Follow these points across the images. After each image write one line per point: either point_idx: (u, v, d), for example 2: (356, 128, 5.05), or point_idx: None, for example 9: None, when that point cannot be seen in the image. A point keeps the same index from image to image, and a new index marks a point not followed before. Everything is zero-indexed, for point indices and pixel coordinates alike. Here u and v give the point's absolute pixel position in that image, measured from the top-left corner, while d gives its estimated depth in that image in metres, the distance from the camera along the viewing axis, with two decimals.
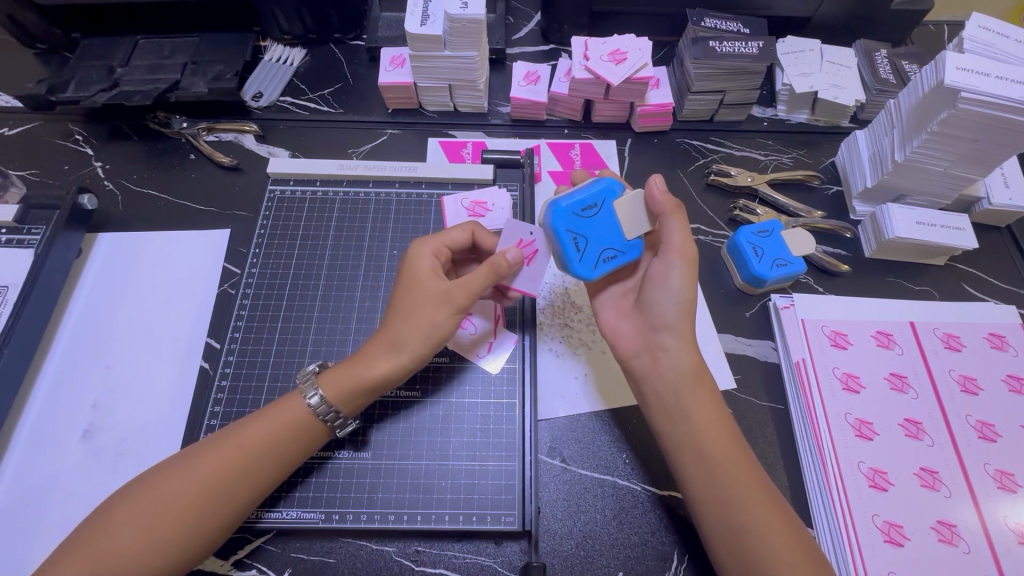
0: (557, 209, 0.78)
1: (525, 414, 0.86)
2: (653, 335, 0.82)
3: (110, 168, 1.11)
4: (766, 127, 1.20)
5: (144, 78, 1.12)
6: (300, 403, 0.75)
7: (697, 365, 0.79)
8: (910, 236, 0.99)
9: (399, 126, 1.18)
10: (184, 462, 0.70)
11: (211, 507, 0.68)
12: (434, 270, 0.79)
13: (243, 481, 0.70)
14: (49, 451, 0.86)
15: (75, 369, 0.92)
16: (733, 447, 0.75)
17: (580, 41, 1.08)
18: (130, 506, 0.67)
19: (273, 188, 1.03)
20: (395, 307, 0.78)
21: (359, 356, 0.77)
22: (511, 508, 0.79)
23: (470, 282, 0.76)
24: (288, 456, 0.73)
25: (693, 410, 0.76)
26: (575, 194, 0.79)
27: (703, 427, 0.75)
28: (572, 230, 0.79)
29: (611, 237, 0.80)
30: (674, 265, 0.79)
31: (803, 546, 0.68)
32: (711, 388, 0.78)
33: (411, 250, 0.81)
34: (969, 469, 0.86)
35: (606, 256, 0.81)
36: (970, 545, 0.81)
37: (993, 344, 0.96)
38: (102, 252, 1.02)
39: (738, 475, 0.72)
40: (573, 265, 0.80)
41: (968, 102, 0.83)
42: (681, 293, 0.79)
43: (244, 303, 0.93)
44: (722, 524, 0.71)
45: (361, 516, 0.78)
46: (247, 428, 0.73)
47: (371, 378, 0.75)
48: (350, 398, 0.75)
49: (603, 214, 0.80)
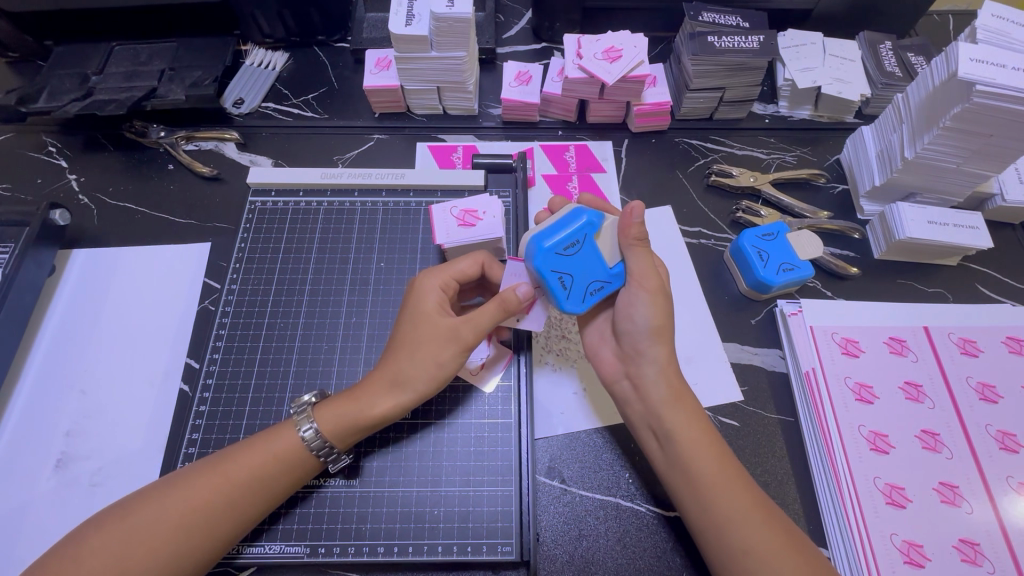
0: (538, 250, 0.73)
1: (521, 435, 0.81)
2: (631, 363, 0.78)
3: (85, 181, 1.06)
4: (767, 124, 1.15)
5: (119, 86, 1.07)
6: (291, 436, 0.71)
7: (675, 385, 0.75)
8: (922, 237, 0.94)
9: (386, 131, 1.13)
10: (163, 491, 0.66)
11: (190, 542, 0.64)
12: (440, 305, 0.76)
13: (224, 516, 0.66)
14: (19, 482, 0.82)
15: (49, 394, 0.88)
16: (723, 468, 0.70)
17: (572, 39, 1.03)
18: (104, 532, 0.63)
19: (253, 199, 0.98)
20: (400, 342, 0.74)
21: (353, 393, 0.73)
22: (508, 537, 0.75)
23: (478, 318, 0.73)
24: (275, 489, 0.69)
25: (677, 431, 0.72)
26: (553, 231, 0.74)
27: (691, 446, 0.71)
28: (557, 269, 0.73)
29: (596, 268, 0.75)
30: (639, 295, 0.75)
31: (812, 564, 0.64)
32: (692, 404, 0.74)
33: (418, 281, 0.78)
34: (991, 483, 0.81)
35: (593, 288, 0.76)
36: (994, 564, 0.76)
37: (1011, 348, 0.92)
38: (77, 270, 0.98)
39: (730, 492, 0.68)
40: (563, 304, 0.75)
41: (984, 96, 0.78)
42: (649, 321, 0.76)
43: (224, 321, 0.89)
44: (720, 551, 0.66)
45: (349, 549, 0.74)
46: (233, 458, 0.69)
47: (369, 418, 0.71)
48: (346, 433, 0.71)
49: (584, 249, 0.75)
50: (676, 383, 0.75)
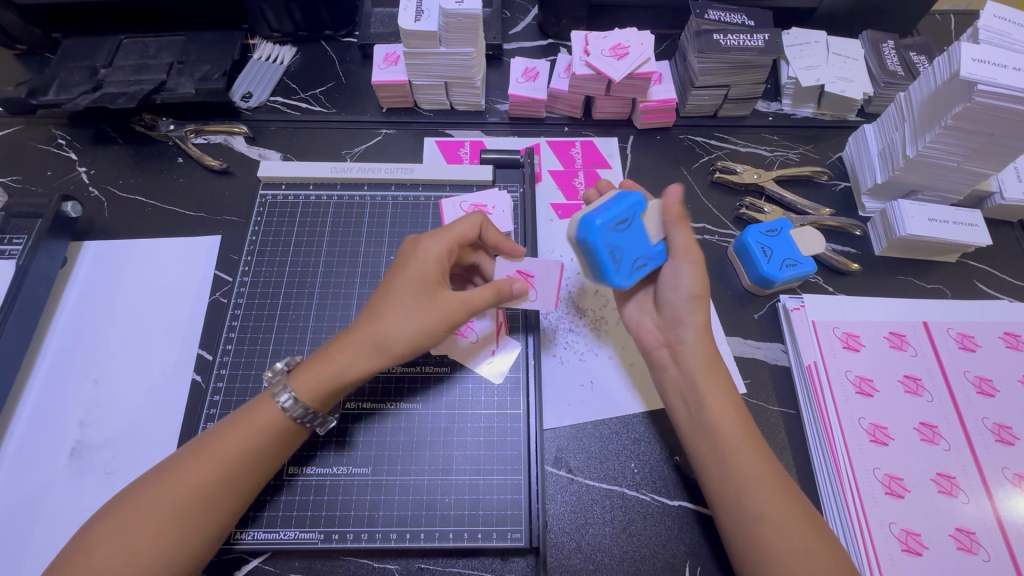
0: (595, 230, 0.72)
1: (530, 425, 0.83)
2: (671, 333, 0.82)
3: (95, 174, 1.07)
4: (771, 121, 1.16)
5: (128, 79, 1.08)
6: (273, 406, 0.71)
7: (711, 355, 0.78)
8: (923, 234, 0.96)
9: (394, 126, 1.14)
10: (158, 479, 0.67)
11: (192, 520, 0.65)
12: (441, 271, 0.76)
13: (220, 492, 0.67)
14: (35, 469, 0.83)
15: (62, 383, 0.89)
16: (746, 435, 0.73)
17: (579, 36, 1.04)
18: (107, 524, 0.64)
19: (263, 193, 0.99)
20: (393, 302, 0.73)
21: (329, 353, 0.73)
22: (517, 524, 0.77)
23: (475, 300, 0.75)
24: (267, 459, 0.70)
25: (707, 397, 0.75)
26: (604, 210, 0.74)
27: (718, 413, 0.74)
28: (611, 245, 0.74)
29: (641, 246, 0.78)
30: (682, 267, 0.79)
31: (820, 533, 0.66)
32: (725, 374, 0.77)
33: (424, 242, 0.78)
34: (986, 472, 0.83)
35: (637, 264, 0.78)
36: (989, 553, 0.78)
37: (1008, 344, 0.94)
38: (88, 262, 0.99)
39: (748, 458, 0.71)
40: (613, 278, 0.76)
41: (985, 95, 0.80)
42: (691, 290, 0.79)
43: (236, 312, 0.90)
44: (737, 516, 0.69)
45: (361, 536, 0.76)
46: (219, 437, 0.69)
47: (342, 378, 0.71)
48: (322, 395, 0.71)
49: (632, 226, 0.77)
50: (709, 350, 0.78)
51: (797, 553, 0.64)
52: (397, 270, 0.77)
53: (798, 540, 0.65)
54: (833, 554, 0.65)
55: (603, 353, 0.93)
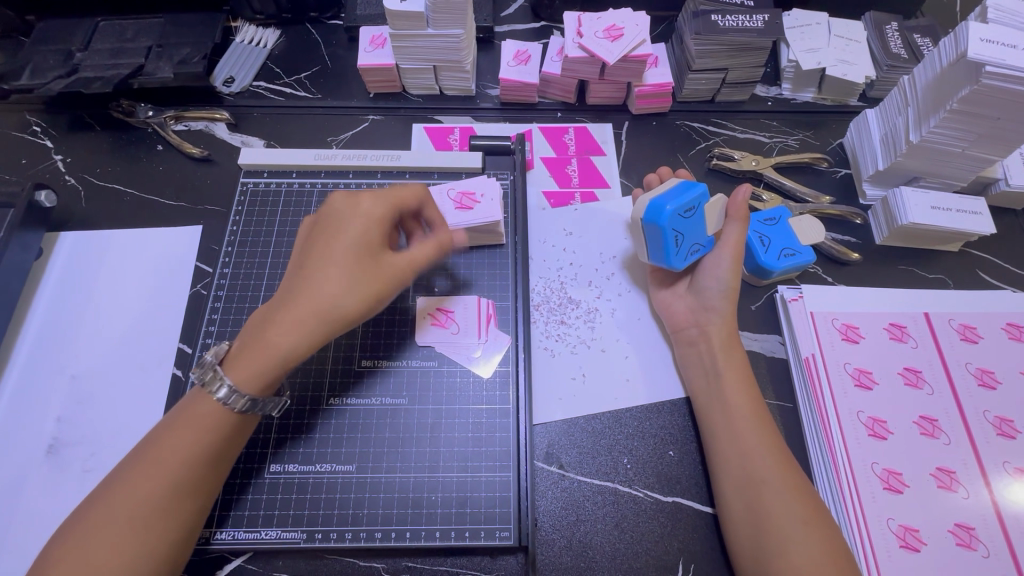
0: (663, 213, 0.79)
1: (519, 421, 0.81)
2: (700, 315, 0.85)
3: (71, 162, 1.03)
4: (770, 106, 1.13)
5: (105, 63, 1.04)
6: (210, 402, 0.66)
7: (730, 335, 0.84)
8: (926, 222, 0.93)
9: (381, 111, 1.10)
10: (111, 490, 0.63)
11: (152, 530, 0.62)
12: (382, 233, 0.71)
13: (180, 494, 0.64)
14: (10, 466, 0.81)
15: (38, 378, 0.86)
16: (756, 407, 0.78)
17: (572, 17, 1.00)
18: (61, 550, 0.60)
19: (245, 181, 0.96)
20: (335, 270, 0.68)
21: (267, 334, 0.66)
22: (506, 522, 0.75)
23: (415, 259, 0.73)
24: (219, 455, 0.67)
25: (723, 368, 0.81)
26: (673, 197, 0.81)
27: (732, 384, 0.80)
28: (674, 228, 0.81)
29: (700, 234, 0.84)
30: (725, 257, 0.84)
31: (813, 502, 0.70)
32: (742, 353, 0.83)
33: (363, 203, 0.71)
34: (987, 467, 0.82)
35: (692, 250, 0.84)
36: (989, 549, 0.77)
37: (1011, 335, 0.91)
38: (65, 254, 0.96)
39: (755, 426, 0.76)
40: (671, 260, 0.83)
41: (993, 77, 0.77)
42: (728, 282, 0.84)
43: (216, 305, 0.87)
44: (738, 480, 0.74)
45: (345, 535, 0.74)
46: (163, 443, 0.65)
47: (286, 358, 0.66)
48: (266, 379, 0.66)
49: (697, 216, 0.83)
50: (732, 330, 0.84)
51: (794, 517, 0.68)
52: (330, 233, 0.70)
53: (795, 506, 0.69)
54: (822, 519, 0.69)
55: (596, 347, 0.90)
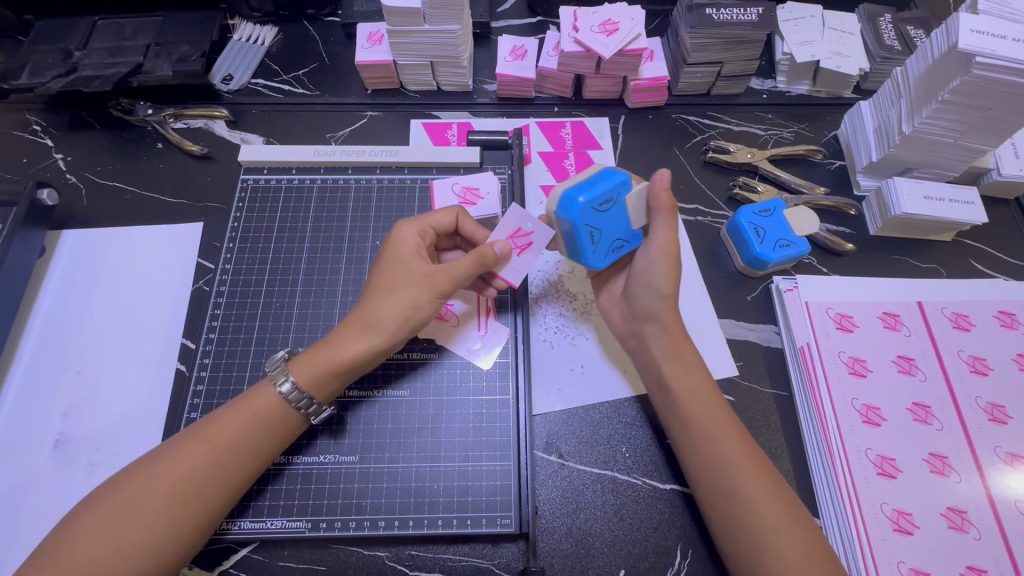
0: (575, 205, 0.72)
1: (519, 410, 0.82)
2: (638, 324, 0.83)
3: (72, 160, 1.04)
4: (765, 99, 1.14)
5: (104, 62, 1.04)
6: (271, 393, 0.71)
7: (676, 339, 0.79)
8: (918, 212, 0.94)
9: (379, 107, 1.11)
10: (152, 463, 0.66)
11: (182, 510, 0.64)
12: (418, 252, 0.77)
13: (215, 477, 0.66)
14: (17, 463, 0.82)
15: (43, 374, 0.87)
16: (719, 413, 0.75)
17: (568, 11, 1.01)
18: (92, 514, 0.63)
19: (245, 177, 0.97)
20: (383, 286, 0.74)
21: (328, 340, 0.73)
22: (507, 510, 0.76)
23: (454, 269, 0.74)
24: (259, 449, 0.69)
25: (675, 379, 0.77)
26: (588, 187, 0.73)
27: (685, 394, 0.76)
28: (590, 224, 0.74)
29: (622, 227, 0.77)
30: (656, 261, 0.79)
31: (794, 509, 0.68)
32: (693, 357, 0.78)
33: (397, 228, 0.79)
34: (978, 451, 0.83)
35: (615, 246, 0.78)
36: (981, 531, 0.78)
37: (1003, 322, 0.93)
38: (68, 251, 0.96)
39: (718, 436, 0.73)
40: (587, 257, 0.77)
41: (983, 68, 0.78)
42: (661, 288, 0.79)
43: (219, 300, 0.88)
44: (712, 491, 0.71)
45: (350, 524, 0.75)
46: (215, 423, 0.69)
47: (342, 361, 0.72)
48: (324, 382, 0.72)
49: (615, 208, 0.75)
50: (675, 336, 0.79)
51: (769, 526, 0.66)
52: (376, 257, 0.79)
53: (768, 515, 0.67)
54: (804, 526, 0.67)
55: (594, 337, 0.91)
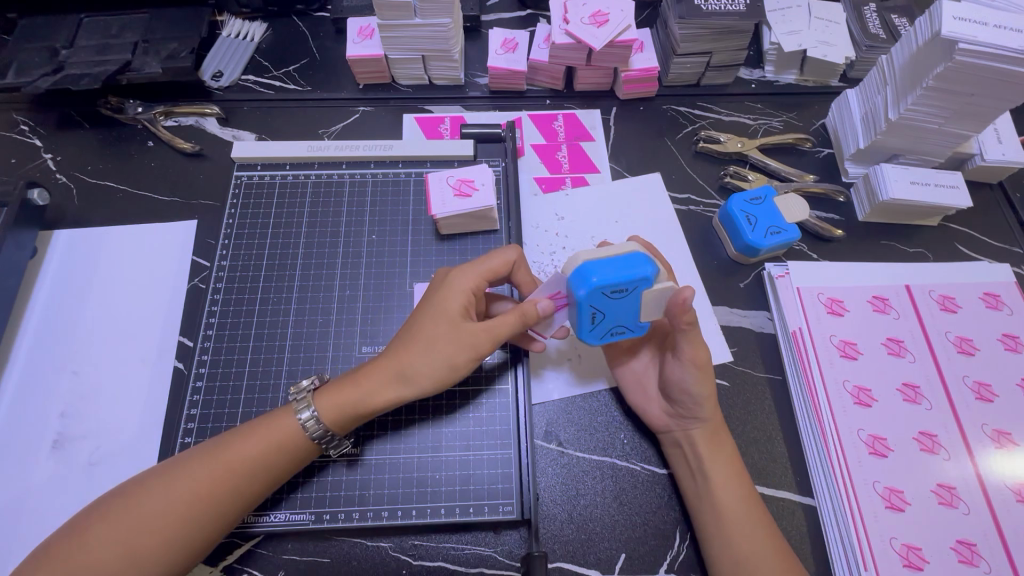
0: (585, 284, 0.67)
1: (518, 399, 0.83)
2: (677, 421, 0.80)
3: (62, 160, 1.03)
4: (754, 89, 1.15)
5: (91, 60, 1.03)
6: (292, 422, 0.71)
7: (714, 433, 0.78)
8: (905, 197, 0.96)
9: (371, 102, 1.11)
10: (164, 478, 0.66)
11: (190, 524, 0.65)
12: (466, 306, 0.74)
13: (228, 501, 0.67)
14: (17, 464, 0.82)
15: (39, 376, 0.87)
16: (748, 502, 0.75)
17: (559, 3, 1.01)
18: (104, 522, 0.64)
19: (239, 174, 0.97)
20: (425, 337, 0.72)
21: (357, 379, 0.72)
22: (509, 497, 0.77)
23: (497, 327, 0.72)
24: (277, 476, 0.70)
25: (712, 468, 0.76)
26: (608, 269, 0.67)
27: (722, 483, 0.76)
28: (595, 306, 0.69)
29: (627, 318, 0.72)
30: (691, 371, 0.76)
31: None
32: (729, 451, 0.78)
33: (453, 276, 0.76)
34: (966, 429, 0.85)
35: (613, 330, 0.74)
36: (969, 506, 0.81)
37: (988, 303, 0.95)
38: (60, 252, 0.96)
39: (751, 524, 0.73)
40: (580, 331, 0.73)
41: (966, 54, 0.79)
42: (699, 393, 0.76)
43: (216, 297, 0.88)
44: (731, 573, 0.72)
45: (353, 514, 0.75)
46: (232, 446, 0.69)
47: (369, 405, 0.71)
48: (346, 420, 0.72)
49: (628, 299, 0.69)
50: (715, 431, 0.78)
51: None
52: (425, 298, 0.76)
53: None
54: None
55: None
